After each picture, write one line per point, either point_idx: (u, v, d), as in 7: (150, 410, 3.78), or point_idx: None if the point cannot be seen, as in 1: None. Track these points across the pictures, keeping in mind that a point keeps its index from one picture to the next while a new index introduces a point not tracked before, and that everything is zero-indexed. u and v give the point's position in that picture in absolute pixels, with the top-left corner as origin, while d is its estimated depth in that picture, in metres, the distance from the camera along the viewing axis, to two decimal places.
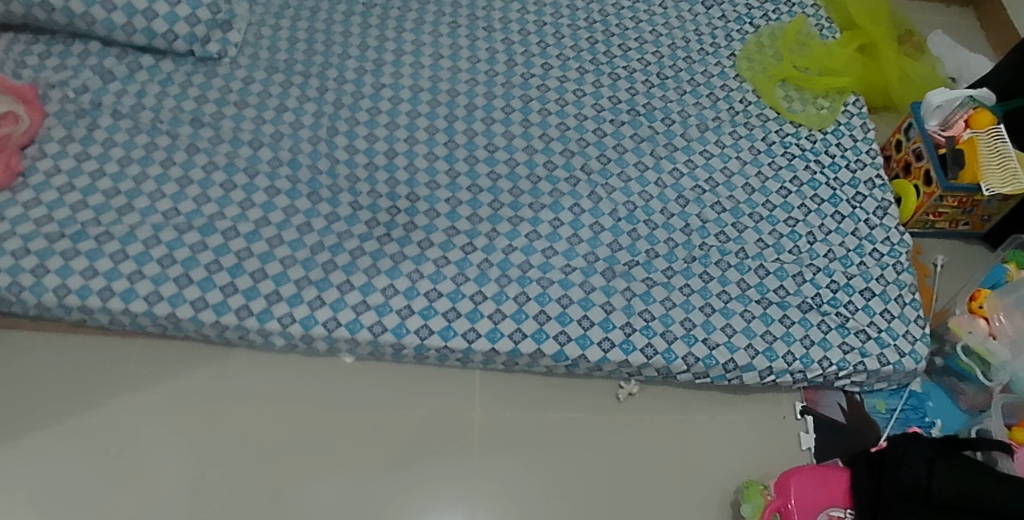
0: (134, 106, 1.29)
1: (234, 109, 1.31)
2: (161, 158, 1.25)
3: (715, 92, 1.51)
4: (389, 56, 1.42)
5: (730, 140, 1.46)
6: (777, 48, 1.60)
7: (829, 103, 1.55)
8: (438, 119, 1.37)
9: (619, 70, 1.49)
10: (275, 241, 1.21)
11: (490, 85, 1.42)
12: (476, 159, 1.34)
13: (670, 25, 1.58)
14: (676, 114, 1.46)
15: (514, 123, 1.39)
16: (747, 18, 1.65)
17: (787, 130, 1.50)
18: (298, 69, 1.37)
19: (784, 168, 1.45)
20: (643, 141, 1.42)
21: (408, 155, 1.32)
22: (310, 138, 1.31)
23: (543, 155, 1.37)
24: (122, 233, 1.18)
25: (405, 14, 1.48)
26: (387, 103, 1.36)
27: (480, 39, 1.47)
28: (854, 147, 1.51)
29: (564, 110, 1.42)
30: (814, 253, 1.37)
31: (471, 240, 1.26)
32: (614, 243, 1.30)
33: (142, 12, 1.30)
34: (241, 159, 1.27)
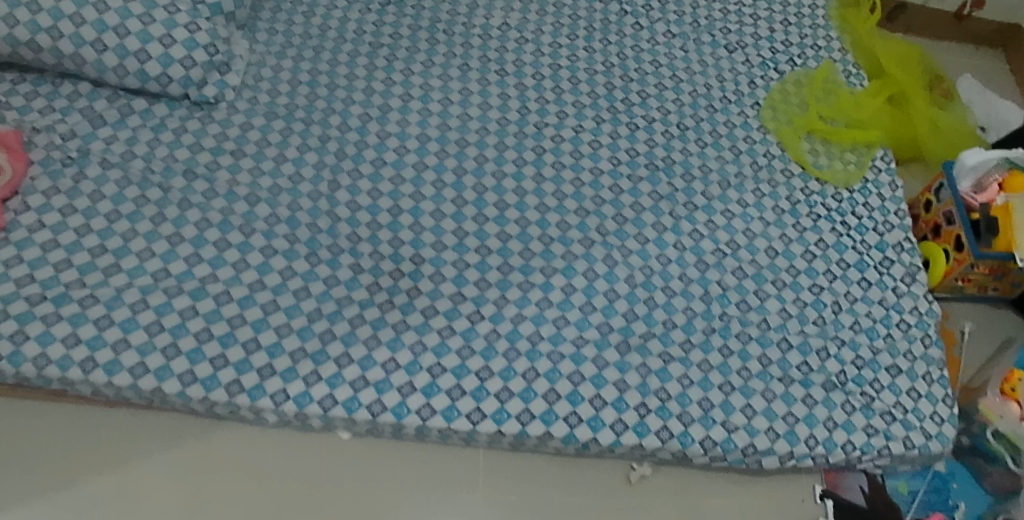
0: (124, 154, 1.22)
1: (230, 158, 1.24)
2: (151, 214, 1.18)
3: (738, 144, 1.43)
4: (395, 101, 1.34)
5: (753, 198, 1.38)
6: (803, 96, 1.52)
7: (856, 158, 1.47)
8: (446, 172, 1.29)
9: (637, 119, 1.41)
10: (270, 308, 1.13)
11: (501, 135, 1.34)
12: (485, 217, 1.26)
13: (691, 71, 1.50)
14: (696, 170, 1.38)
15: (526, 178, 1.31)
16: (771, 63, 1.55)
17: (812, 188, 1.42)
18: (299, 115, 1.29)
19: (809, 230, 1.38)
20: (661, 199, 1.34)
21: (414, 213, 1.24)
22: (310, 193, 1.23)
23: (556, 214, 1.28)
24: (107, 297, 1.11)
25: (413, 55, 1.39)
26: (392, 154, 1.29)
27: (492, 84, 1.39)
28: (882, 207, 1.44)
29: (580, 163, 1.34)
30: (839, 324, 1.30)
31: (478, 308, 1.18)
32: (629, 313, 1.22)
33: (135, 53, 1.23)
34: (236, 215, 1.19)
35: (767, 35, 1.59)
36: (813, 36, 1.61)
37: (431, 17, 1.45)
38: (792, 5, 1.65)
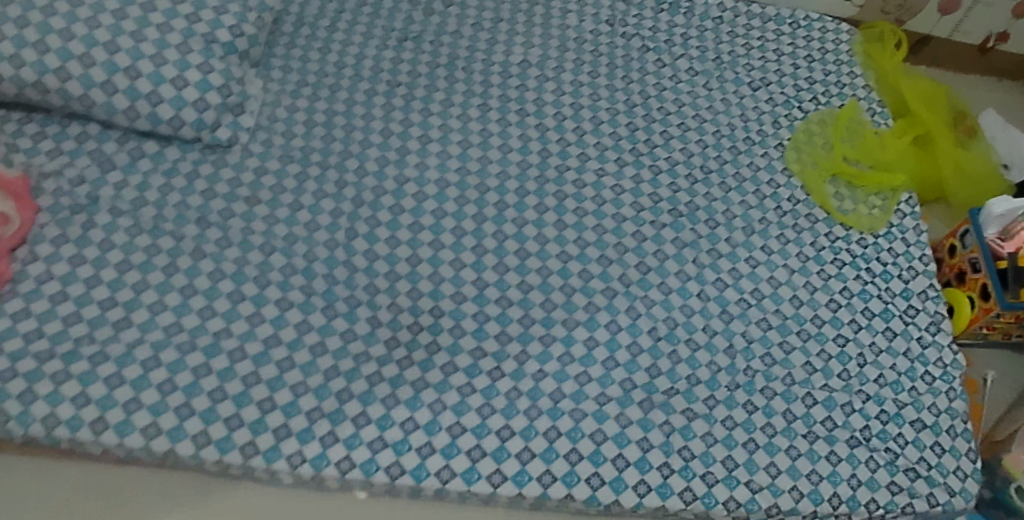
0: (135, 201, 1.18)
1: (244, 205, 1.20)
2: (163, 264, 1.14)
3: (762, 188, 1.40)
4: (413, 143, 1.30)
5: (777, 245, 1.35)
6: (827, 137, 1.49)
7: (881, 201, 1.45)
8: (465, 219, 1.25)
9: (660, 162, 1.38)
10: (285, 365, 1.09)
11: (522, 179, 1.31)
12: (506, 267, 1.23)
13: (714, 110, 1.47)
14: (720, 215, 1.35)
15: (547, 225, 1.28)
16: (795, 101, 1.53)
17: (836, 233, 1.39)
18: (315, 158, 1.26)
19: (833, 277, 1.35)
20: (685, 246, 1.31)
21: (433, 262, 1.20)
22: (327, 242, 1.19)
23: (578, 263, 1.25)
24: (118, 353, 1.07)
25: (431, 94, 1.36)
26: (410, 200, 1.25)
27: (512, 124, 1.36)
28: (907, 252, 1.41)
29: (602, 209, 1.31)
30: (864, 377, 1.27)
31: (499, 363, 1.14)
32: (652, 368, 1.19)
33: (146, 96, 1.19)
34: (251, 265, 1.16)
35: (791, 71, 1.56)
36: (837, 73, 1.59)
37: (450, 53, 1.41)
38: (817, 39, 1.62)
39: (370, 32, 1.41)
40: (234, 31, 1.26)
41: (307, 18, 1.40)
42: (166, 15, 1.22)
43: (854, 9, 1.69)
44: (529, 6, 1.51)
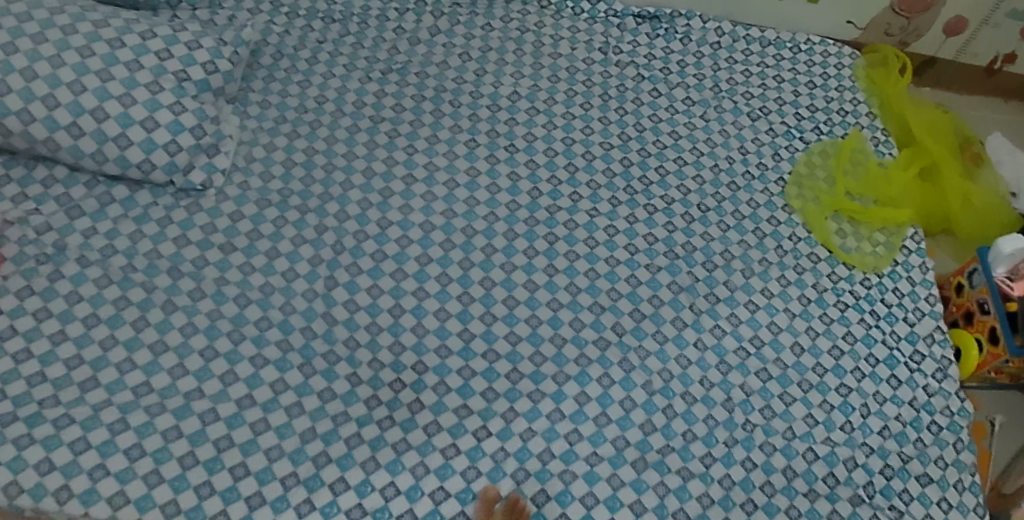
0: (103, 249, 1.12)
1: (218, 253, 1.15)
2: (133, 318, 1.08)
3: (761, 226, 1.35)
4: (397, 184, 1.25)
5: (778, 287, 1.29)
6: (829, 170, 1.44)
7: (885, 238, 1.39)
8: (451, 265, 1.20)
9: (656, 200, 1.33)
10: (259, 427, 1.03)
11: (511, 221, 1.26)
12: (493, 316, 1.17)
13: (712, 142, 1.41)
14: (718, 256, 1.30)
15: (537, 270, 1.22)
16: (796, 132, 1.46)
17: (839, 274, 1.33)
18: (294, 202, 1.21)
19: (836, 321, 1.29)
20: (681, 291, 1.25)
21: (416, 313, 1.15)
22: (305, 292, 1.14)
23: (569, 311, 1.20)
24: (84, 416, 1.00)
25: (416, 130, 1.31)
26: (393, 245, 1.20)
27: (501, 162, 1.31)
28: (912, 292, 1.35)
29: (594, 252, 1.26)
30: (868, 429, 1.21)
31: (485, 422, 1.08)
32: (646, 424, 1.13)
33: (114, 139, 1.14)
34: (225, 319, 1.10)
35: (792, 99, 1.50)
36: (840, 100, 1.52)
37: (436, 85, 1.36)
38: (818, 64, 1.56)
39: (353, 63, 1.35)
40: (208, 67, 1.21)
41: (286, 49, 1.34)
42: (136, 52, 1.17)
43: (858, 31, 1.62)
44: (519, 34, 1.45)
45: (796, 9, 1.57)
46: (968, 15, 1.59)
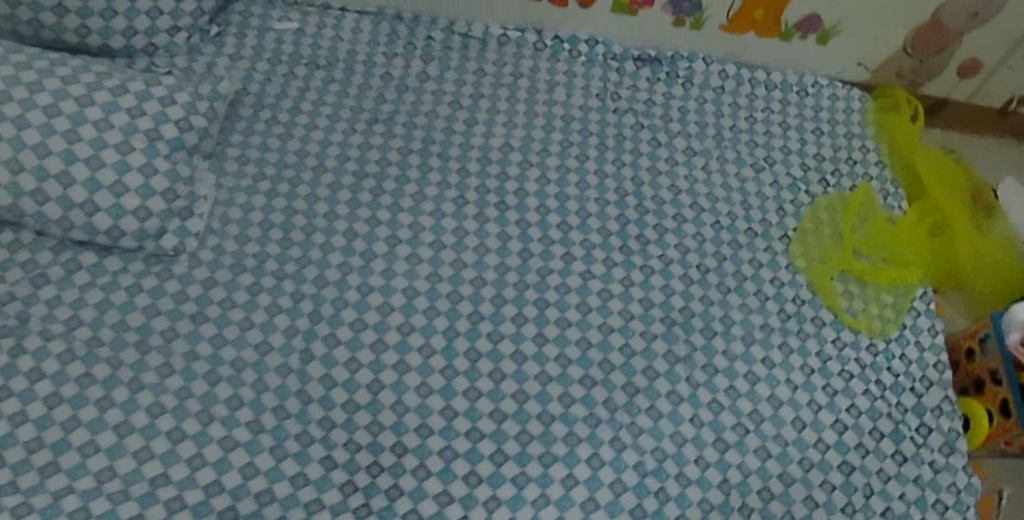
0: (68, 321, 1.08)
1: (189, 324, 1.10)
2: (97, 397, 1.03)
3: (765, 288, 1.28)
4: (380, 246, 1.20)
5: (779, 356, 1.23)
6: (836, 226, 1.36)
7: (893, 300, 1.32)
8: (434, 335, 1.15)
9: (653, 260, 1.26)
10: (227, 516, 0.99)
11: (499, 285, 1.20)
12: (478, 392, 1.12)
13: (714, 196, 1.34)
14: (718, 322, 1.23)
15: (525, 339, 1.17)
16: (802, 184, 1.39)
17: (844, 340, 1.26)
18: (269, 267, 1.16)
19: (840, 392, 1.22)
20: (677, 362, 1.19)
21: (396, 389, 1.10)
22: (278, 368, 1.10)
23: (559, 385, 1.14)
24: (44, 504, 0.95)
25: (402, 186, 1.25)
26: (374, 314, 1.15)
27: (490, 220, 1.25)
28: (920, 359, 1.28)
29: (586, 319, 1.20)
30: (870, 511, 1.15)
31: (466, 510, 1.03)
32: (636, 509, 1.08)
33: (81, 205, 1.08)
34: (193, 398, 1.06)
35: (797, 148, 1.43)
36: (848, 148, 1.45)
37: (423, 137, 1.30)
38: (826, 109, 1.48)
39: (337, 114, 1.29)
40: (182, 125, 1.16)
41: (267, 99, 1.28)
42: (105, 110, 1.12)
43: (868, 72, 1.54)
44: (513, 79, 1.38)
45: (803, 50, 1.49)
46: (983, 57, 1.51)
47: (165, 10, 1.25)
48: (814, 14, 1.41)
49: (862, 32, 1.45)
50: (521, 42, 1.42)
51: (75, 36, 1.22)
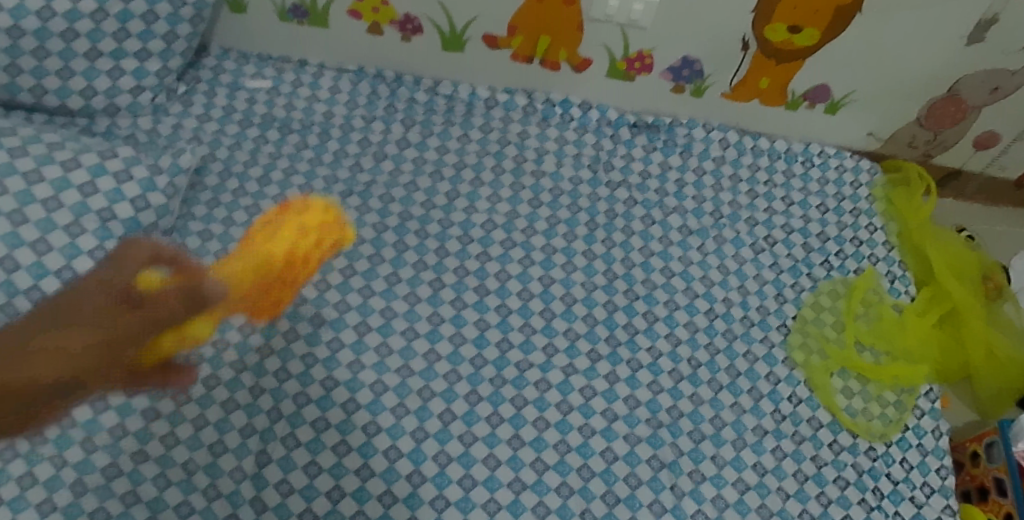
0: None
1: (139, 421, 1.01)
2: (38, 500, 0.92)
3: (759, 385, 1.19)
4: (349, 334, 1.12)
5: (772, 462, 1.14)
6: (838, 313, 1.28)
7: (897, 398, 1.22)
8: (402, 437, 1.06)
9: (640, 353, 1.18)
10: None
11: (474, 380, 1.12)
12: (446, 501, 1.03)
13: (709, 281, 1.26)
14: (707, 424, 1.15)
15: (499, 442, 1.08)
16: (804, 266, 1.31)
17: (842, 442, 1.17)
18: (228, 357, 1.08)
19: (835, 501, 1.13)
20: (662, 468, 1.10)
21: (358, 497, 1.02)
22: (233, 472, 1.01)
23: (533, 494, 1.05)
24: None
25: (375, 266, 1.18)
26: (338, 411, 1.07)
27: (468, 306, 1.17)
28: (922, 463, 1.18)
29: (567, 419, 1.11)
30: None
31: None
32: None
33: (25, 292, 0.97)
34: (141, 504, 0.96)
35: (801, 226, 1.34)
36: (854, 226, 1.37)
37: (401, 211, 1.23)
38: (833, 182, 1.40)
39: (310, 184, 1.23)
40: (138, 203, 1.08)
41: (235, 166, 1.22)
42: (55, 187, 1.03)
43: (878, 142, 1.45)
44: (499, 147, 1.31)
45: (810, 119, 1.40)
46: (1001, 129, 1.40)
47: (128, 70, 1.17)
48: (824, 85, 1.32)
49: (874, 102, 1.36)
50: (510, 105, 1.36)
51: (30, 96, 1.12)
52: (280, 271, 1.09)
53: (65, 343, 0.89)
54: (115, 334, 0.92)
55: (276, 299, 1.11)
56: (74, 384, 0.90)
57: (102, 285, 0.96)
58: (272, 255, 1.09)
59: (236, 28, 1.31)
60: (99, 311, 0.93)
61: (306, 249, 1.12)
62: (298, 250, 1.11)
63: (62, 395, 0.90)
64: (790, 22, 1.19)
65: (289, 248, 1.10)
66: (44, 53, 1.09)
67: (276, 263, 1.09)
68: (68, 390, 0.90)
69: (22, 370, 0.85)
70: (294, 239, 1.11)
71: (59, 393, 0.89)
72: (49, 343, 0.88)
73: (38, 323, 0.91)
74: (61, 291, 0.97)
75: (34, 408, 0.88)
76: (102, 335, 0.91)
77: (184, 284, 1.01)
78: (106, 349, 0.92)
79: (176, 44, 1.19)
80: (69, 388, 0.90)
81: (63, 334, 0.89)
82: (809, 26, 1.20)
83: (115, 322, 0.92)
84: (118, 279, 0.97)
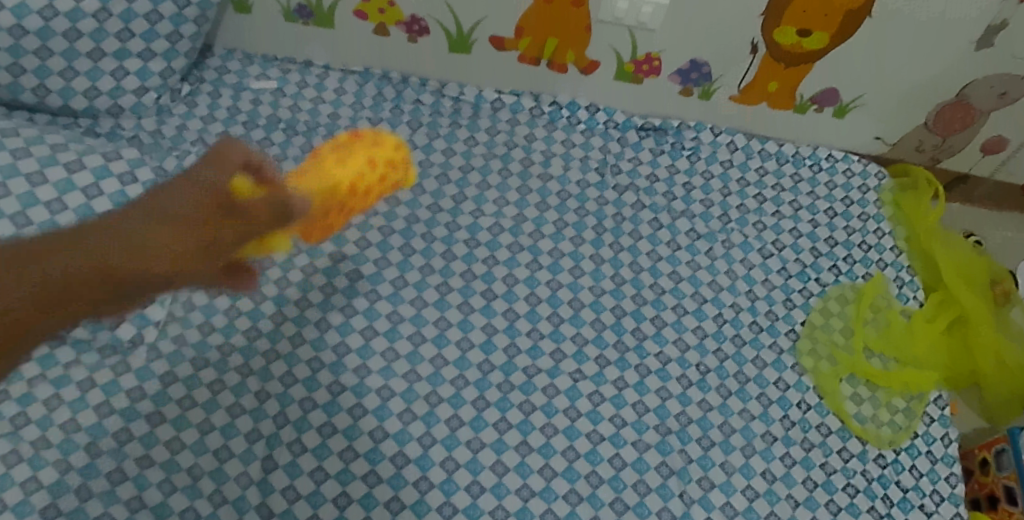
0: (13, 419, 0.95)
1: (145, 425, 1.00)
2: (42, 505, 0.91)
3: (768, 391, 1.18)
4: (355, 339, 1.11)
5: (781, 469, 1.13)
6: (847, 319, 1.27)
7: (906, 404, 1.21)
8: (409, 443, 1.05)
9: (649, 359, 1.17)
10: None
11: (482, 386, 1.11)
12: (454, 508, 1.02)
13: (717, 285, 1.25)
14: (716, 431, 1.14)
15: (507, 448, 1.07)
16: (813, 271, 1.30)
17: (851, 449, 1.16)
18: (234, 362, 1.07)
19: (844, 509, 1.12)
20: (671, 475, 1.09)
21: (365, 504, 1.00)
22: (239, 478, 1.00)
23: (542, 501, 1.04)
24: None
25: (381, 270, 1.17)
26: (344, 417, 1.05)
27: (475, 310, 1.16)
28: (931, 471, 1.17)
29: (575, 425, 1.10)
30: None
31: None
32: None
33: None
34: (146, 509, 0.95)
35: (809, 231, 1.34)
36: (862, 230, 1.36)
37: (407, 214, 1.22)
38: (841, 187, 1.39)
39: None
40: None
41: None
42: (59, 189, 1.02)
43: (886, 147, 1.44)
44: (506, 149, 1.30)
45: (817, 123, 1.39)
46: (1010, 135, 1.39)
47: (131, 70, 1.16)
48: (832, 89, 1.31)
49: (882, 106, 1.35)
50: (516, 108, 1.35)
51: (32, 97, 1.11)
52: (343, 197, 1.11)
53: (68, 261, 0.90)
54: (189, 249, 0.97)
55: (330, 223, 1.13)
56: (105, 298, 0.94)
57: (188, 187, 1.02)
58: (339, 181, 1.10)
59: (240, 29, 1.30)
60: (198, 213, 0.99)
61: (370, 183, 1.14)
62: (360, 180, 1.12)
63: (135, 294, 0.98)
64: (799, 25, 1.18)
65: (355, 177, 1.11)
66: (47, 53, 1.07)
67: (342, 191, 1.10)
68: (120, 294, 0.96)
69: (82, 264, 0.91)
70: (362, 169, 1.13)
71: (129, 294, 0.97)
72: (95, 244, 0.93)
73: (92, 228, 0.96)
74: (145, 191, 1.05)
75: (36, 320, 0.90)
76: (172, 251, 0.96)
77: (270, 194, 1.05)
78: (150, 259, 0.94)
79: (180, 45, 1.18)
80: (114, 297, 0.96)
81: (115, 240, 0.94)
82: (818, 30, 1.19)
83: (165, 238, 0.96)
84: (205, 181, 1.02)
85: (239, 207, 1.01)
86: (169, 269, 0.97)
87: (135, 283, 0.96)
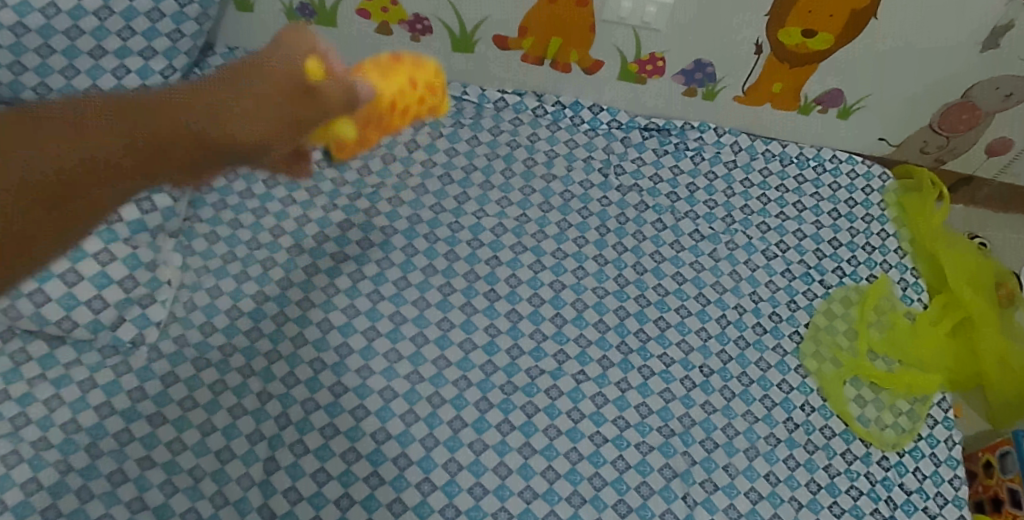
0: (14, 419, 0.95)
1: (146, 426, 0.99)
2: (43, 506, 0.91)
3: (771, 393, 1.18)
4: (357, 339, 1.10)
5: (784, 471, 1.12)
6: (850, 321, 1.26)
7: (909, 406, 1.21)
8: (412, 444, 1.05)
9: (652, 361, 1.17)
10: None
11: (485, 387, 1.10)
12: (456, 510, 1.01)
13: (721, 287, 1.25)
14: (719, 433, 1.13)
15: (510, 450, 1.06)
16: (816, 273, 1.29)
17: (855, 452, 1.16)
18: (236, 363, 1.06)
19: (847, 511, 1.11)
20: (674, 477, 1.09)
21: (367, 506, 1.00)
22: (240, 479, 0.99)
23: (544, 503, 1.04)
24: None
25: (384, 271, 1.16)
26: (346, 418, 1.05)
27: (478, 311, 1.16)
28: (935, 473, 1.17)
29: (578, 427, 1.10)
30: None
31: None
32: None
33: (29, 294, 0.96)
34: (147, 510, 0.95)
35: (813, 232, 1.33)
36: (866, 232, 1.36)
37: (410, 214, 1.22)
38: (845, 188, 1.39)
39: (318, 187, 1.22)
40: (144, 206, 1.05)
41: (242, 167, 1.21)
42: None
43: (890, 148, 1.44)
44: (509, 149, 1.30)
45: (822, 124, 1.39)
46: (1015, 136, 1.39)
47: (133, 69, 1.14)
48: (837, 89, 1.31)
49: (887, 106, 1.35)
50: (519, 107, 1.34)
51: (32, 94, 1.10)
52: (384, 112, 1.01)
53: (130, 129, 0.68)
54: (305, 122, 0.76)
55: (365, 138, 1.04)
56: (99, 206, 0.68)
57: (262, 71, 0.74)
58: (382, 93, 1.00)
59: (241, 27, 1.29)
60: (276, 89, 0.73)
61: (406, 114, 1.07)
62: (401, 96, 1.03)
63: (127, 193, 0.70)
64: (804, 26, 1.17)
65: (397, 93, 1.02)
66: (47, 51, 1.07)
67: (381, 116, 1.01)
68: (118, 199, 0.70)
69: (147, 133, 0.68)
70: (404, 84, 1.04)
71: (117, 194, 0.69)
72: (100, 130, 0.67)
73: (150, 101, 0.71)
74: (212, 74, 0.75)
75: (84, 216, 0.68)
76: (268, 121, 0.73)
77: (337, 85, 0.77)
78: (184, 153, 0.70)
79: (182, 43, 1.17)
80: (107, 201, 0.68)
81: (213, 105, 0.71)
82: (823, 30, 1.18)
83: (193, 121, 0.70)
84: (274, 64, 0.74)
85: (316, 97, 0.75)
86: (194, 173, 0.73)
87: (141, 181, 0.70)
